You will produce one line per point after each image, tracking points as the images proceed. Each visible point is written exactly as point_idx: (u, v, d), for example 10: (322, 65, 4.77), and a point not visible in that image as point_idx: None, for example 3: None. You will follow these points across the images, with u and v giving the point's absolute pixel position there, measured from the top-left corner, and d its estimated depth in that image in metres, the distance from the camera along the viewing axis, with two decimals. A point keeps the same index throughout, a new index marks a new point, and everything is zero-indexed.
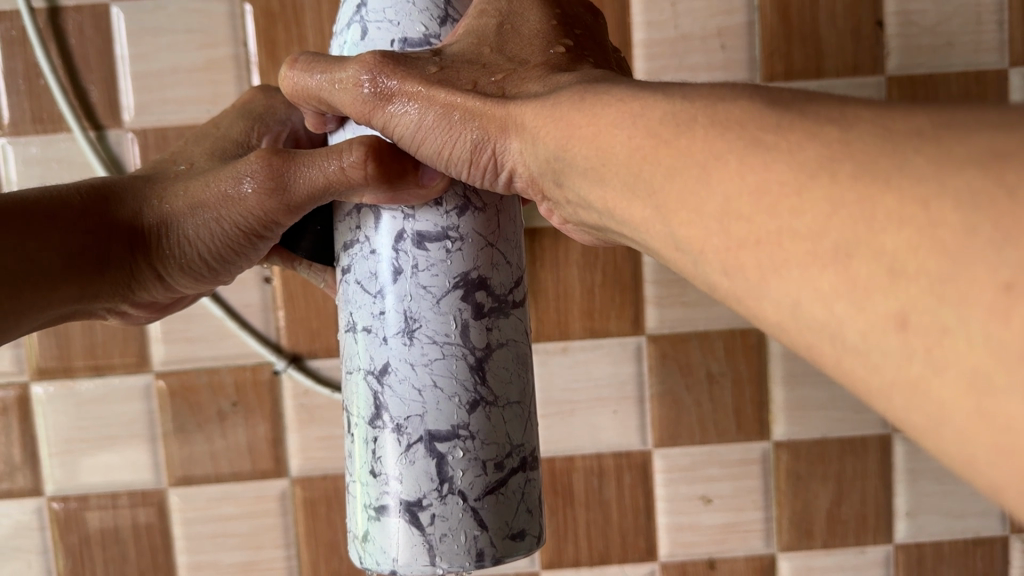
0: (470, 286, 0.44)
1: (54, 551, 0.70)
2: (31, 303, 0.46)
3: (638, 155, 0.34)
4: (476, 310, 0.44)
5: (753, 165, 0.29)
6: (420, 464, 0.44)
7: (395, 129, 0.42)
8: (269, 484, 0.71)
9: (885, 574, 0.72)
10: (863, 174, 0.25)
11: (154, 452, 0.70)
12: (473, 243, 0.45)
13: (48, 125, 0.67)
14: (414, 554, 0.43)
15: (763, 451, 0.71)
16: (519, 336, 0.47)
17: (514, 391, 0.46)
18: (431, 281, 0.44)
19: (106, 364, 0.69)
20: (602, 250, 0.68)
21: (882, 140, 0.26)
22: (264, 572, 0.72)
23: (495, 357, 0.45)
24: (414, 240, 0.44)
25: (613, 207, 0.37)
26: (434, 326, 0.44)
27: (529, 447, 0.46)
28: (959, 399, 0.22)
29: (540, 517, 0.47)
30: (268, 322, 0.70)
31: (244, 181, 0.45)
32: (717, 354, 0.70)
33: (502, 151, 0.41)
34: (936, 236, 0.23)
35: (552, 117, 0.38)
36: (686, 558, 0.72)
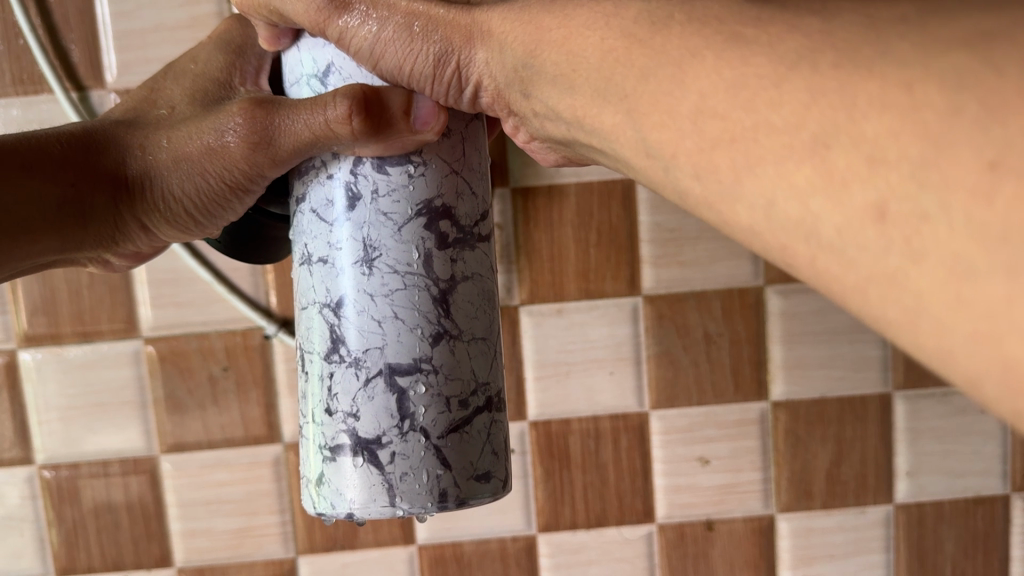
0: (434, 214, 0.43)
1: (46, 520, 0.70)
2: (11, 256, 0.44)
3: (611, 57, 0.34)
4: (440, 240, 0.43)
5: (731, 60, 0.29)
6: (380, 399, 0.42)
7: (352, 42, 0.41)
8: (262, 450, 0.70)
9: (885, 534, 0.71)
10: (846, 62, 0.25)
11: (145, 418, 0.69)
12: (437, 169, 0.43)
13: (29, 86, 0.65)
14: (372, 495, 0.42)
15: (761, 412, 0.70)
16: (485, 271, 0.45)
17: (481, 324, 0.44)
18: (392, 207, 0.42)
19: (94, 330, 0.68)
20: (597, 210, 0.67)
21: (867, 28, 0.25)
22: (257, 539, 0.71)
23: (460, 290, 0.43)
24: (374, 164, 0.43)
25: (582, 115, 0.38)
26: (395, 254, 0.42)
27: (495, 387, 0.45)
28: (936, 286, 0.22)
29: (506, 462, 0.46)
30: (257, 286, 0.69)
31: (228, 133, 0.44)
32: (714, 313, 0.68)
33: (467, 62, 0.41)
34: (918, 120, 0.22)
35: (519, 22, 0.39)
36: (685, 520, 0.71)
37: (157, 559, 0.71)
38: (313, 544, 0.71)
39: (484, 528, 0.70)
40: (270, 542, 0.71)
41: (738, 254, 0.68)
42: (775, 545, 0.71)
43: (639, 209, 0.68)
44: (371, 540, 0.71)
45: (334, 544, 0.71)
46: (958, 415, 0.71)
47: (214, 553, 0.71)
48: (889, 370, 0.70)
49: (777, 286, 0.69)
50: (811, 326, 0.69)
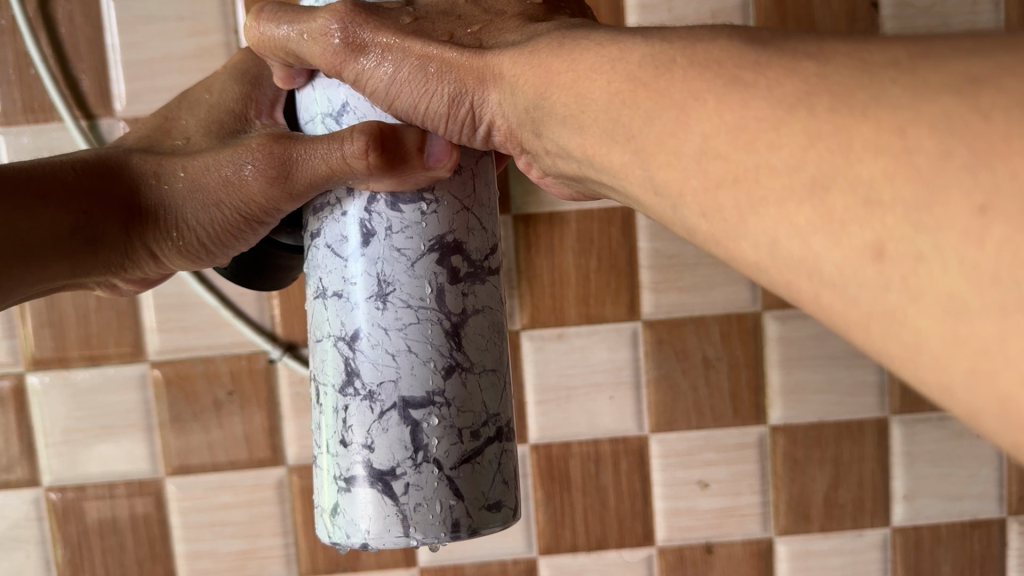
0: (446, 249, 0.44)
1: (52, 541, 0.71)
2: (21, 281, 0.44)
3: (618, 100, 0.35)
4: (451, 274, 0.44)
5: (731, 103, 0.30)
6: (394, 431, 0.43)
7: (368, 83, 0.42)
8: (266, 472, 0.71)
9: (882, 557, 0.72)
10: (841, 105, 0.26)
11: (151, 440, 0.70)
12: (449, 206, 0.44)
13: (40, 114, 0.66)
14: (387, 526, 0.43)
15: (759, 436, 0.70)
16: (495, 304, 0.46)
17: (491, 357, 0.45)
18: (406, 244, 0.44)
19: (101, 354, 0.69)
20: (597, 236, 0.68)
21: (860, 71, 0.26)
22: (261, 560, 0.72)
23: (472, 324, 0.45)
24: (388, 202, 0.44)
25: (591, 153, 0.38)
26: (409, 290, 0.43)
27: (505, 418, 0.46)
28: (934, 323, 0.23)
29: (516, 491, 0.47)
30: (263, 310, 0.70)
31: (246, 166, 0.46)
32: (713, 338, 0.69)
33: (481, 103, 0.42)
34: (911, 162, 0.23)
35: (529, 65, 0.40)
36: (684, 543, 0.71)
37: None
38: (316, 565, 0.72)
39: (485, 550, 0.71)
40: (274, 564, 0.72)
41: (736, 281, 0.69)
42: (774, 568, 0.72)
43: (639, 236, 0.69)
44: (373, 562, 0.71)
45: (336, 565, 0.72)
46: (955, 439, 0.71)
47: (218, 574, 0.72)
48: (886, 395, 0.71)
49: (775, 312, 0.70)
50: (808, 351, 0.70)
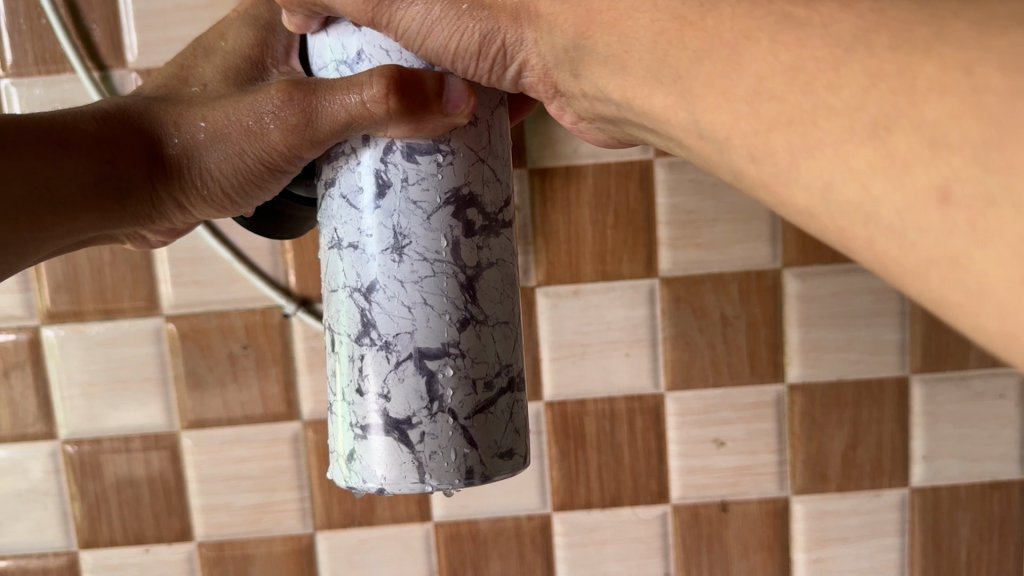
0: (461, 202, 0.43)
1: (69, 494, 0.71)
2: (54, 233, 0.44)
3: (663, 39, 0.34)
4: (466, 227, 0.43)
5: (784, 42, 0.29)
6: (410, 381, 0.42)
7: (399, 25, 0.41)
8: (281, 427, 0.71)
9: (900, 518, 0.71)
10: (903, 42, 0.25)
11: (165, 394, 0.70)
12: (464, 158, 0.43)
13: (52, 65, 0.66)
14: (403, 472, 0.42)
15: (777, 394, 0.70)
16: (508, 257, 0.46)
17: (505, 308, 0.45)
18: (421, 196, 0.42)
19: (116, 308, 0.69)
20: (615, 192, 0.67)
21: (923, 6, 0.25)
22: (276, 515, 0.72)
23: (486, 277, 0.44)
24: (404, 153, 0.43)
25: (634, 97, 0.38)
26: (424, 242, 0.42)
27: (517, 368, 0.46)
28: (999, 270, 0.22)
29: (526, 438, 0.46)
30: (277, 265, 0.69)
31: (267, 116, 0.45)
32: (732, 296, 0.68)
33: (515, 43, 0.42)
34: (982, 102, 0.22)
35: (569, 5, 0.39)
36: (699, 501, 0.71)
37: (177, 533, 0.72)
38: (332, 520, 0.72)
39: (499, 507, 0.71)
40: (290, 518, 0.72)
41: (757, 237, 0.68)
42: (789, 527, 0.71)
43: (657, 190, 0.68)
44: (387, 516, 0.72)
45: (352, 520, 0.72)
46: (975, 399, 0.70)
47: (234, 527, 0.72)
48: (907, 354, 0.69)
49: (796, 269, 0.68)
50: (829, 309, 0.69)
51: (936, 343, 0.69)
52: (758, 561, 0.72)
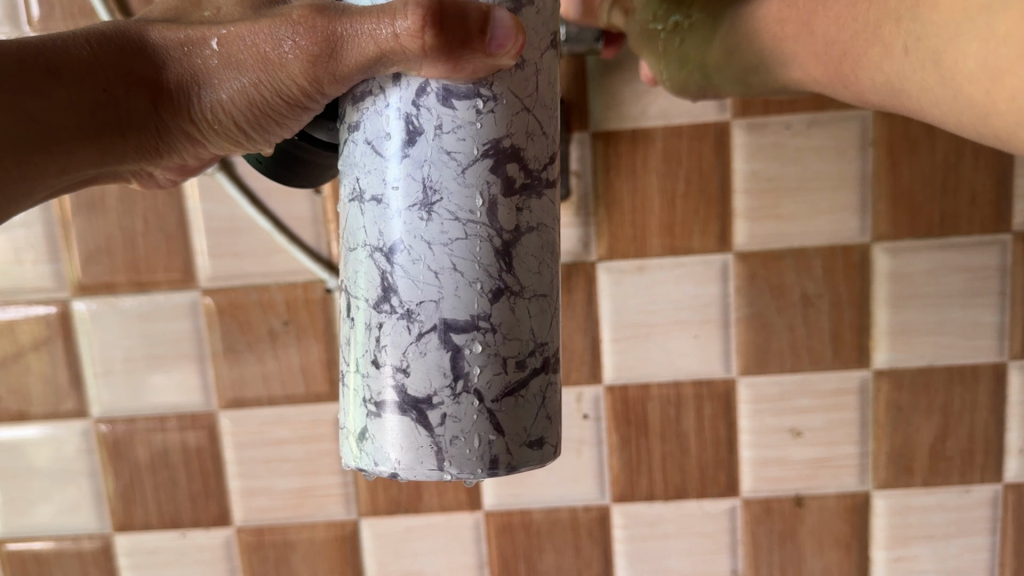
0: (502, 156, 0.35)
1: (103, 475, 0.68)
2: (45, 169, 0.39)
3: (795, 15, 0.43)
4: (506, 185, 0.35)
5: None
6: (432, 356, 0.35)
7: None
8: (324, 408, 0.66)
9: (991, 515, 0.65)
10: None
11: (203, 371, 0.66)
12: (508, 105, 0.35)
13: (81, 20, 0.61)
14: (419, 457, 0.35)
15: (861, 381, 0.64)
16: (551, 221, 0.38)
17: (546, 278, 0.38)
18: (456, 146, 0.35)
19: (150, 280, 0.65)
20: (686, 157, 0.61)
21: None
22: (319, 500, 0.68)
23: (525, 243, 0.36)
24: (439, 95, 0.35)
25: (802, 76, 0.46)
26: (457, 200, 0.35)
27: (554, 347, 0.38)
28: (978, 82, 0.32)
29: (559, 425, 0.39)
30: (320, 236, 0.64)
31: (285, 41, 0.36)
32: (814, 274, 0.62)
33: None
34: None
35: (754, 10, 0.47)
36: (771, 495, 0.66)
37: (215, 518, 0.68)
38: (376, 506, 0.68)
39: (555, 497, 0.66)
40: (333, 503, 0.68)
41: (845, 208, 0.62)
42: (870, 523, 0.66)
43: (735, 155, 0.61)
44: (436, 504, 0.67)
45: (398, 507, 0.68)
46: None
47: (275, 512, 0.68)
48: (1006, 338, 0.63)
49: (886, 244, 0.62)
50: (921, 289, 0.63)
51: None
52: (834, 559, 0.67)
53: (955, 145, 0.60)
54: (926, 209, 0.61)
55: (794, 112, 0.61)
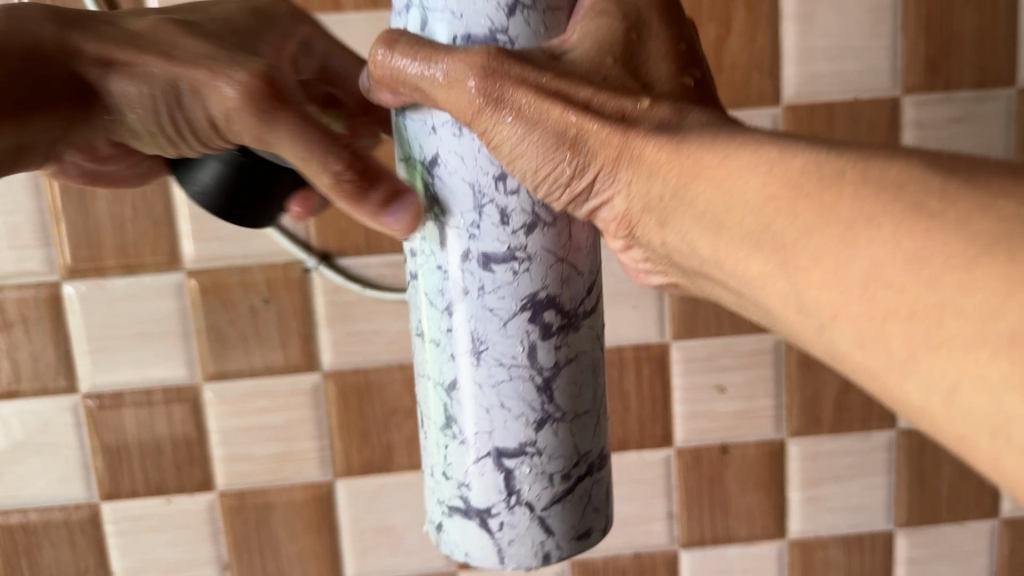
0: (539, 307, 0.44)
1: (91, 447, 0.73)
2: None
3: (772, 204, 0.35)
4: (543, 331, 0.45)
5: (738, 155, 0.37)
6: (489, 476, 0.46)
7: (495, 139, 0.40)
8: (302, 378, 0.73)
9: (887, 457, 0.76)
10: (805, 182, 0.34)
11: (187, 347, 0.72)
12: (541, 262, 0.44)
13: None
14: (484, 552, 0.47)
15: (776, 341, 0.74)
16: (590, 346, 0.47)
17: (582, 363, 0.47)
18: (497, 303, 0.44)
19: (137, 263, 0.70)
20: None
21: (806, 168, 0.35)
22: (296, 463, 0.74)
23: (565, 375, 0.46)
24: (479, 262, 0.44)
25: (721, 257, 0.38)
26: (501, 348, 0.45)
27: (597, 450, 0.49)
28: (966, 382, 0.29)
29: (606, 510, 0.50)
30: (297, 220, 0.70)
31: (325, 166, 0.44)
32: None
33: (609, 180, 0.41)
34: (900, 247, 0.31)
35: (676, 154, 0.38)
36: (701, 444, 0.75)
37: (198, 483, 0.74)
38: (350, 467, 0.74)
39: None
40: (310, 467, 0.74)
41: None
42: (785, 467, 0.76)
43: None
44: (406, 463, 0.74)
45: (370, 467, 0.74)
46: None
47: (255, 476, 0.74)
48: None
49: None
50: None
51: None
52: (756, 500, 0.76)
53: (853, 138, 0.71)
54: None
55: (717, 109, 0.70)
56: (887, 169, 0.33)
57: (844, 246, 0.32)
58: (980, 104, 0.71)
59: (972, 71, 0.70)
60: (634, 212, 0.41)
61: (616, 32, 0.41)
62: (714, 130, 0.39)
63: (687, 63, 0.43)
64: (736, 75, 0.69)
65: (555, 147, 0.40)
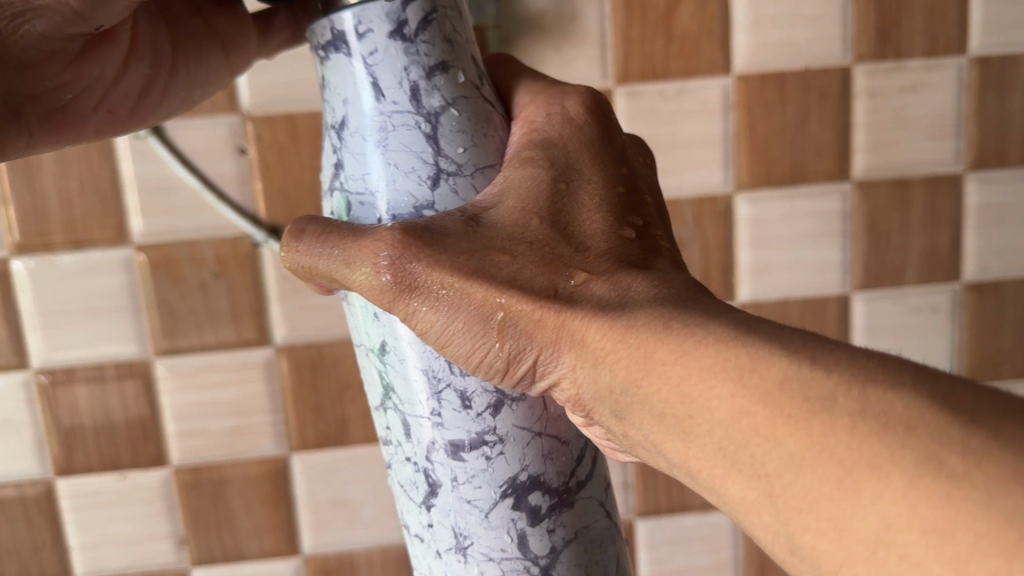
0: (520, 491, 0.37)
1: (44, 423, 0.73)
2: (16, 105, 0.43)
3: (745, 424, 0.27)
4: (532, 516, 0.38)
5: (699, 350, 0.29)
6: None
7: (420, 325, 0.34)
8: (254, 352, 0.73)
9: None
10: (778, 404, 0.26)
11: (138, 322, 0.72)
12: (517, 441, 0.37)
13: None
14: None
15: None
16: (600, 494, 0.41)
17: (588, 537, 0.39)
18: (475, 494, 0.37)
19: (86, 237, 0.70)
20: None
21: (796, 381, 0.26)
22: (251, 438, 0.74)
23: (566, 558, 0.38)
24: (448, 450, 0.37)
25: (695, 466, 0.29)
26: (487, 541, 0.38)
27: None
28: None
29: None
30: (246, 194, 0.70)
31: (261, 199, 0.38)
32: (686, 221, 0.72)
33: (548, 360, 0.33)
34: (910, 503, 0.23)
35: (622, 342, 0.31)
36: None
37: (152, 459, 0.74)
38: (304, 442, 0.74)
39: None
40: (264, 442, 0.74)
41: (711, 162, 0.71)
42: None
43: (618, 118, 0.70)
44: (361, 436, 0.75)
45: (325, 441, 0.75)
46: (910, 313, 0.76)
47: (209, 451, 0.74)
48: (848, 273, 0.75)
49: (747, 194, 0.72)
50: (777, 232, 0.73)
51: (877, 264, 0.74)
52: None
53: (805, 108, 0.70)
54: (780, 163, 0.71)
55: (667, 79, 0.69)
56: (889, 403, 0.25)
57: (841, 498, 0.24)
58: (931, 71, 0.71)
59: (923, 39, 0.70)
60: (585, 400, 0.33)
61: (540, 188, 0.36)
62: (665, 306, 0.31)
63: (628, 210, 0.36)
64: (687, 44, 0.68)
65: (483, 334, 0.33)
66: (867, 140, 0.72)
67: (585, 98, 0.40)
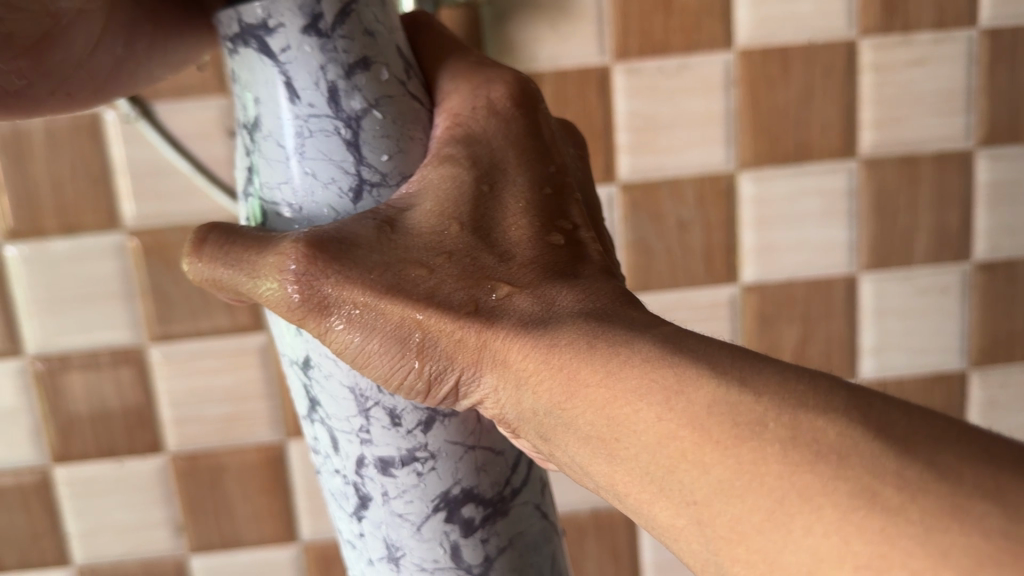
0: (453, 504, 0.37)
1: (40, 411, 0.72)
2: None
3: (672, 449, 0.26)
4: (465, 527, 0.37)
5: (621, 371, 0.28)
6: None
7: (332, 344, 0.33)
8: (249, 337, 0.72)
9: None
10: (703, 424, 0.26)
11: (132, 308, 0.71)
12: (450, 455, 0.37)
13: None
14: None
15: (731, 295, 0.73)
16: (539, 497, 0.40)
17: (524, 544, 0.39)
18: (406, 508, 0.37)
19: (78, 223, 0.69)
20: (573, 97, 0.67)
21: (723, 401, 0.26)
22: (247, 424, 0.74)
23: (501, 566, 0.38)
24: (378, 466, 0.37)
25: (621, 492, 0.28)
26: (419, 553, 0.37)
27: None
28: None
29: None
30: None
31: None
32: (688, 201, 0.70)
33: (470, 379, 0.33)
34: (839, 525, 0.22)
35: (545, 364, 0.30)
36: None
37: (149, 446, 0.74)
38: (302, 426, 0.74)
39: None
40: (261, 428, 0.74)
41: (712, 140, 0.69)
42: None
43: (616, 96, 0.68)
44: None
45: None
46: (919, 295, 0.74)
47: (206, 438, 0.74)
48: (855, 253, 0.73)
49: (750, 172, 0.70)
50: (781, 211, 0.71)
51: (887, 244, 0.73)
52: None
53: (809, 84, 0.68)
54: (783, 141, 0.69)
55: (666, 55, 0.67)
56: (823, 431, 0.24)
57: (770, 531, 0.24)
58: (938, 45, 0.69)
59: (931, 10, 0.68)
60: (510, 419, 0.33)
61: (461, 192, 0.35)
62: (590, 323, 0.30)
63: (556, 215, 0.35)
64: (686, 19, 0.66)
65: (400, 354, 0.32)
66: (874, 116, 0.70)
67: (511, 89, 0.38)
